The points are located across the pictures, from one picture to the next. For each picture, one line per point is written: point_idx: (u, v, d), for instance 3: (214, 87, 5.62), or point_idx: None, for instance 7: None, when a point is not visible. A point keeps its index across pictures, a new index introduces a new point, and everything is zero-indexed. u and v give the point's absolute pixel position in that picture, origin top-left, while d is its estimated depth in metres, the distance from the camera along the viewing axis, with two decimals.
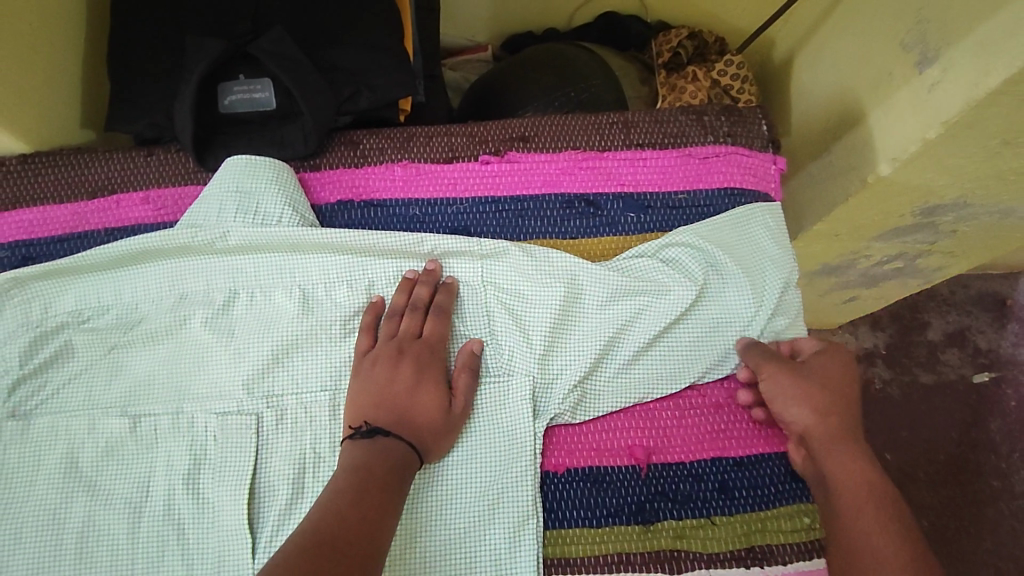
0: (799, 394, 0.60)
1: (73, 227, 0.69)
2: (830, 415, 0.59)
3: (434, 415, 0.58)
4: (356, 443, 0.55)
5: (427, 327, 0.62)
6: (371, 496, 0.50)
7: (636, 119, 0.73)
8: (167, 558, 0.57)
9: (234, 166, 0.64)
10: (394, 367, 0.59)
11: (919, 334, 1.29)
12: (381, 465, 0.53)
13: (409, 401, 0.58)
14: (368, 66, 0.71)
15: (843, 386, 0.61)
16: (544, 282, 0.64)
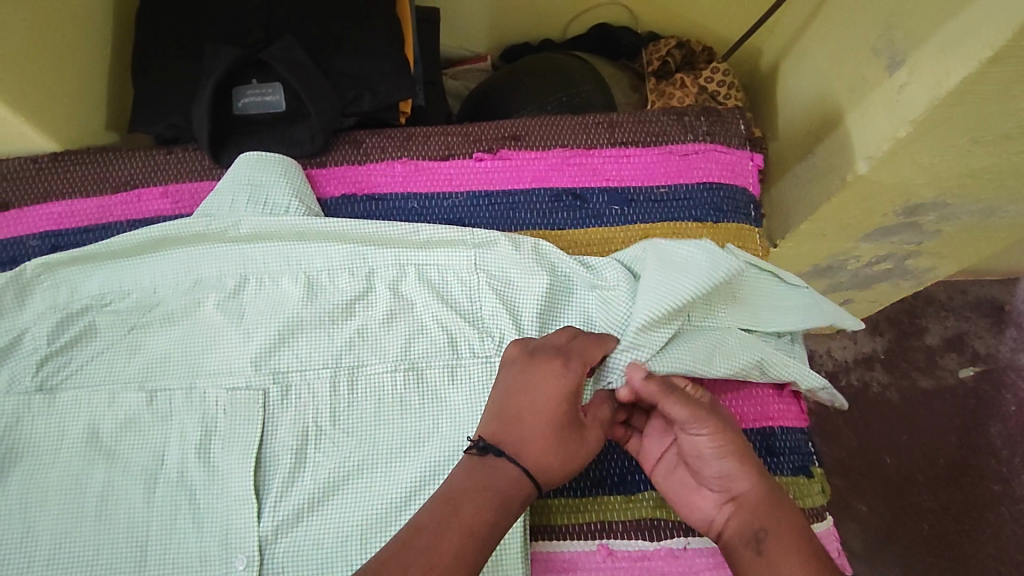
0: (712, 451, 0.56)
1: (98, 219, 0.74)
2: (764, 473, 0.56)
3: (564, 452, 0.55)
4: (463, 475, 0.52)
5: (569, 342, 0.61)
6: (451, 536, 0.48)
7: (620, 120, 0.78)
8: (179, 520, 0.61)
9: (246, 162, 0.71)
10: (523, 377, 0.57)
11: (917, 338, 1.32)
12: (475, 506, 0.50)
13: (535, 424, 0.54)
14: (370, 71, 0.76)
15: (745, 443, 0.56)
16: (531, 269, 0.69)
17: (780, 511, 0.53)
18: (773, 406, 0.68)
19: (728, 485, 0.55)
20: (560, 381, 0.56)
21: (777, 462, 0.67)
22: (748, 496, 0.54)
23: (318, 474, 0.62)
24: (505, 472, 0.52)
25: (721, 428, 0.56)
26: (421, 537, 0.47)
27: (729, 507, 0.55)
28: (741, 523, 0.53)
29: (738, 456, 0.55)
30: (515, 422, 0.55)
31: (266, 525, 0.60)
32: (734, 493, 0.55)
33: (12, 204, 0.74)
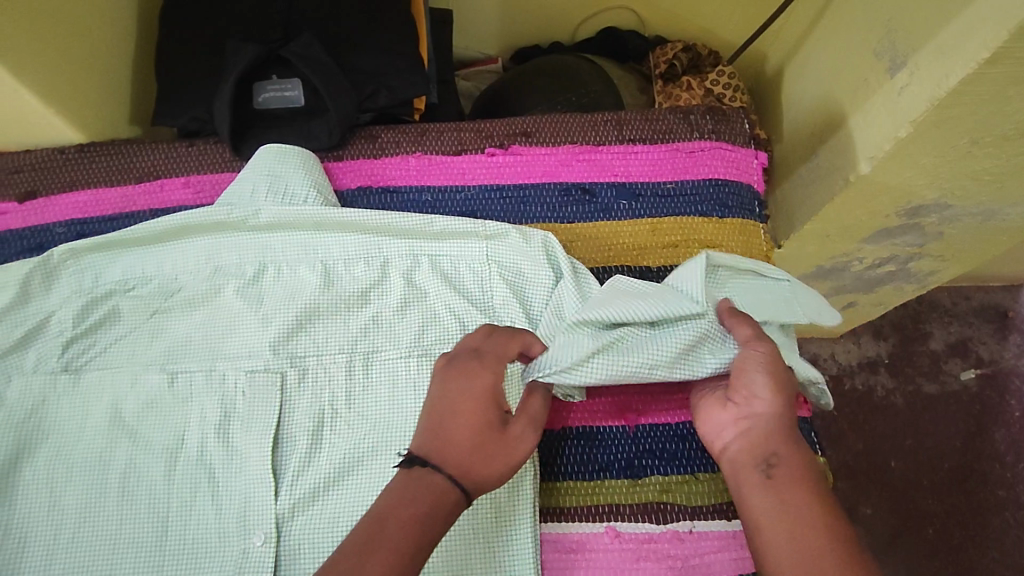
0: (753, 371, 0.57)
1: (122, 208, 0.76)
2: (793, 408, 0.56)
3: (486, 457, 0.53)
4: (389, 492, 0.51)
5: (484, 343, 0.58)
6: (378, 560, 0.46)
7: (628, 118, 0.80)
8: (199, 498, 0.63)
9: (267, 154, 0.72)
10: (441, 386, 0.55)
11: (921, 343, 1.33)
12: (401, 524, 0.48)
13: (456, 431, 0.53)
14: (386, 69, 0.79)
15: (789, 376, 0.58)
16: (541, 263, 0.71)
17: (795, 442, 0.55)
18: None
19: (753, 405, 0.57)
20: (478, 381, 0.55)
21: None
22: (772, 425, 0.55)
23: (335, 455, 0.64)
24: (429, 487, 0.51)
25: (774, 355, 0.57)
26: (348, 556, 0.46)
27: (743, 424, 0.57)
28: (752, 441, 0.55)
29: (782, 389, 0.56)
30: (438, 432, 0.53)
31: (284, 503, 0.62)
32: (754, 410, 0.57)
33: (39, 192, 0.76)
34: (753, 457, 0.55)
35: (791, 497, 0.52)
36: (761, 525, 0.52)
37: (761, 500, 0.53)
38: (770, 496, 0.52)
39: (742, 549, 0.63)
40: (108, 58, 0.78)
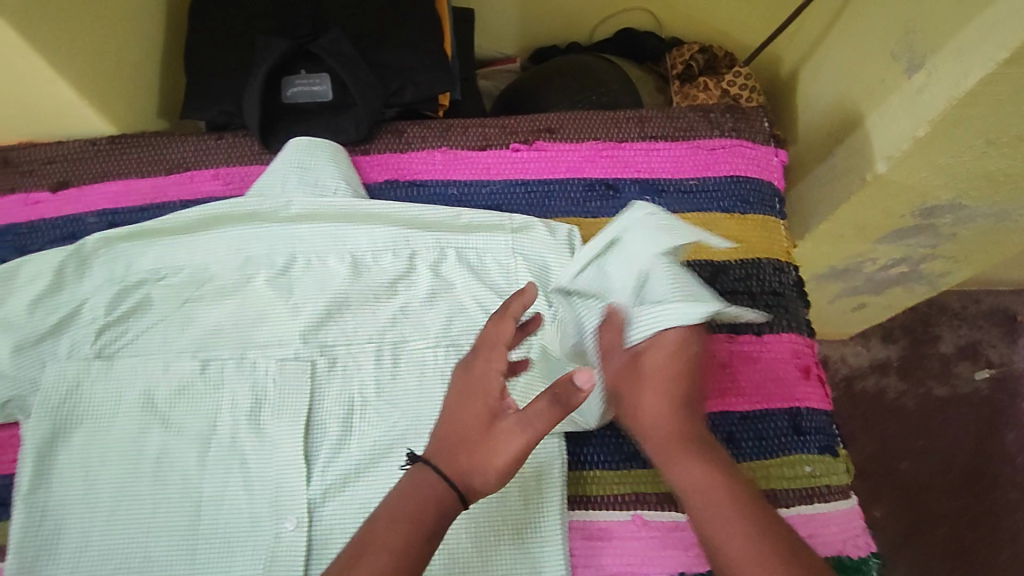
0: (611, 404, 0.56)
1: (153, 199, 0.77)
2: (666, 416, 0.52)
3: (481, 451, 0.51)
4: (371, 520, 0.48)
5: (486, 330, 0.57)
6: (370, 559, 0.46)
7: (650, 115, 0.81)
8: (232, 482, 0.64)
9: (297, 146, 0.73)
10: (453, 382, 0.56)
11: (931, 346, 1.33)
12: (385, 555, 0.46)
13: (458, 424, 0.52)
14: (413, 65, 0.80)
15: (643, 383, 0.53)
16: (564, 255, 0.72)
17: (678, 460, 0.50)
18: (800, 387, 0.70)
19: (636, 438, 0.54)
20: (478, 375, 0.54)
21: (805, 440, 0.68)
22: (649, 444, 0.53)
23: (365, 443, 0.65)
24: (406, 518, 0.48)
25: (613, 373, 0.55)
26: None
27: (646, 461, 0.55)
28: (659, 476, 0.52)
29: (630, 393, 0.54)
30: (448, 427, 0.53)
31: (316, 488, 0.63)
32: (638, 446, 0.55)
33: (71, 182, 0.77)
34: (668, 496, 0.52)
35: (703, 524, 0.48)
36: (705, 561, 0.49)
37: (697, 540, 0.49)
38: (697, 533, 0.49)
39: None
40: (137, 51, 0.79)
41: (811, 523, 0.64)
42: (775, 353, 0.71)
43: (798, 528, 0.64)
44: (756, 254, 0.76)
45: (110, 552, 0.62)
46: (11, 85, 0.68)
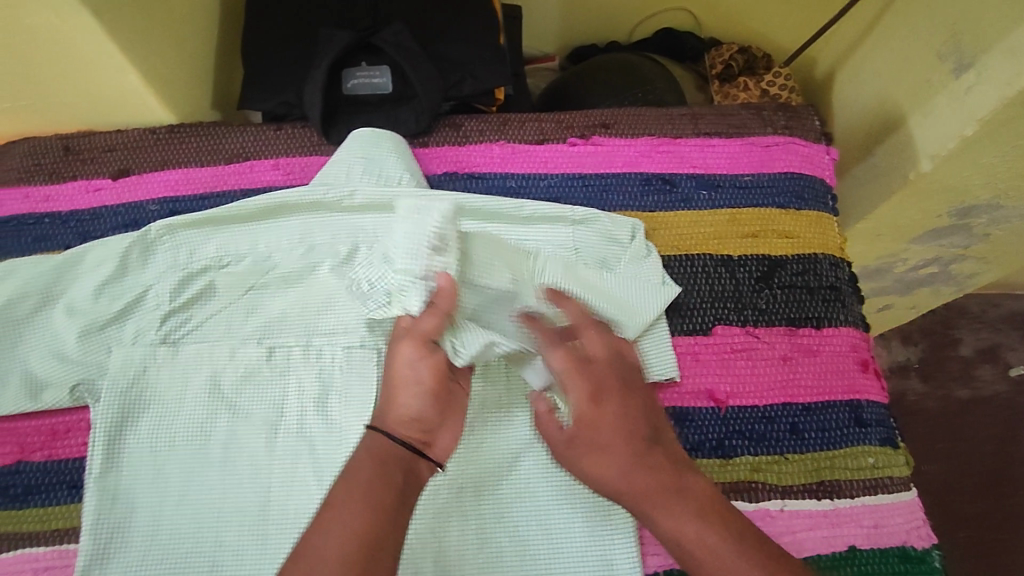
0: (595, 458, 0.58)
1: (212, 187, 0.77)
2: (648, 470, 0.56)
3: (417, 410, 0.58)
4: (322, 511, 0.51)
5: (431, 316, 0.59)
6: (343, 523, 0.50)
7: (703, 112, 0.81)
8: (301, 468, 0.65)
9: (360, 137, 0.74)
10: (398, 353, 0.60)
11: (951, 349, 1.34)
12: (343, 537, 0.49)
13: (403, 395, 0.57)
14: (471, 58, 0.81)
15: (627, 438, 0.57)
16: (626, 245, 0.73)
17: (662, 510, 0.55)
18: (858, 381, 0.70)
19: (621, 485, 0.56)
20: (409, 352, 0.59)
21: (865, 433, 0.68)
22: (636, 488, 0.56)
23: None
24: (356, 502, 0.51)
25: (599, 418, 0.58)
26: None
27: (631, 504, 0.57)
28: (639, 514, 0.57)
29: (614, 450, 0.57)
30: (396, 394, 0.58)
31: None
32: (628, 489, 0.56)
33: (132, 170, 0.77)
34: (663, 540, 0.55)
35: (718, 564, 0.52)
36: None
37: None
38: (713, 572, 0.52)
39: (833, 528, 0.64)
40: (196, 41, 0.80)
41: (875, 514, 0.65)
42: (834, 347, 0.71)
43: (863, 519, 0.64)
44: (813, 250, 0.76)
45: (180, 534, 0.63)
46: (82, 69, 0.69)
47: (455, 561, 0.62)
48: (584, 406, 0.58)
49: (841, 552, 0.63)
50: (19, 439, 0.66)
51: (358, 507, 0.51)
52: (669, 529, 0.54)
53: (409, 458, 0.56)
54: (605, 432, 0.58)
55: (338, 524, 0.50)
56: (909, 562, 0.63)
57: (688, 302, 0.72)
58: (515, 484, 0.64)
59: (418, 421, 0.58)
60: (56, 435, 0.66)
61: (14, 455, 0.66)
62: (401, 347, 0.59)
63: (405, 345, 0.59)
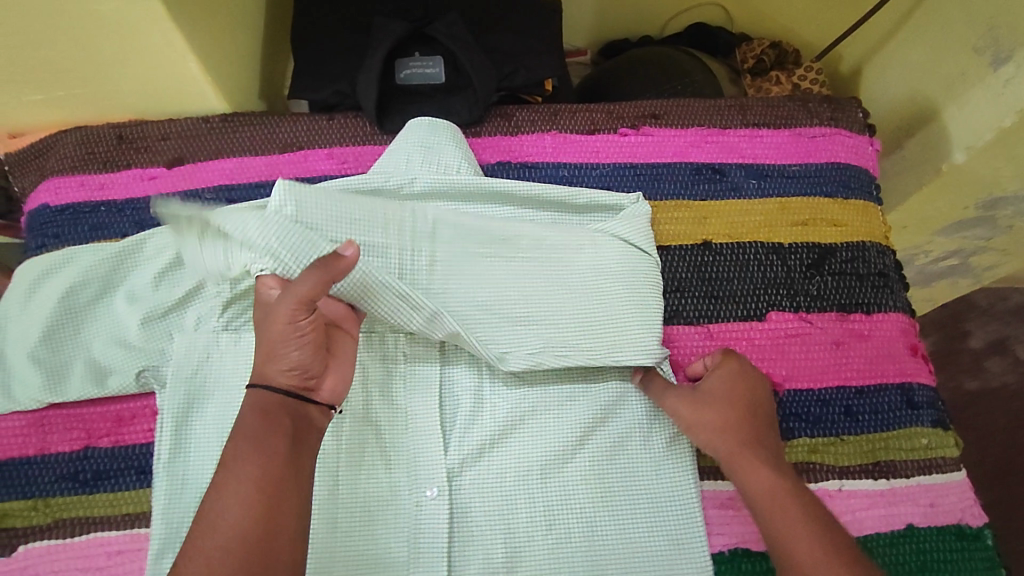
0: (710, 408, 0.63)
1: (268, 176, 0.77)
2: (754, 433, 0.63)
3: (306, 367, 0.54)
4: (219, 479, 0.50)
5: (312, 292, 0.52)
6: (237, 500, 0.48)
7: (750, 103, 0.83)
8: (368, 454, 0.64)
9: (418, 126, 0.74)
10: (269, 318, 0.53)
11: (961, 342, 1.32)
12: (239, 510, 0.48)
13: (285, 356, 0.53)
14: (522, 50, 0.82)
15: (745, 402, 0.64)
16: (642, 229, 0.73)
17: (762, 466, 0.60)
18: (909, 364, 0.72)
19: (722, 440, 0.62)
20: (287, 320, 0.53)
21: (917, 415, 0.70)
22: (735, 442, 0.62)
23: (497, 413, 0.67)
24: (245, 474, 0.49)
25: (734, 376, 0.66)
26: (193, 566, 0.46)
27: (731, 454, 0.62)
28: (732, 468, 0.61)
29: (730, 405, 0.64)
30: (271, 356, 0.53)
31: (453, 458, 0.65)
32: (732, 440, 0.62)
33: (186, 159, 0.77)
34: (749, 496, 0.60)
35: (795, 523, 0.56)
36: (798, 550, 0.54)
37: (798, 538, 0.55)
38: (800, 532, 0.55)
39: (893, 507, 0.66)
40: (245, 31, 0.80)
41: (931, 493, 0.67)
42: (884, 332, 0.73)
43: (920, 498, 0.66)
44: (860, 238, 0.77)
45: None
46: (143, 56, 0.69)
47: (525, 544, 0.63)
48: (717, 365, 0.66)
49: (900, 530, 0.65)
50: (86, 425, 0.66)
51: (245, 479, 0.49)
52: (756, 487, 0.59)
53: (293, 406, 0.54)
54: (723, 390, 0.65)
55: (233, 496, 0.48)
56: (965, 540, 0.65)
57: (741, 289, 0.74)
58: (580, 469, 0.65)
59: (299, 370, 0.54)
60: (122, 421, 0.67)
61: (82, 440, 0.66)
62: (281, 304, 0.53)
63: (290, 300, 0.52)
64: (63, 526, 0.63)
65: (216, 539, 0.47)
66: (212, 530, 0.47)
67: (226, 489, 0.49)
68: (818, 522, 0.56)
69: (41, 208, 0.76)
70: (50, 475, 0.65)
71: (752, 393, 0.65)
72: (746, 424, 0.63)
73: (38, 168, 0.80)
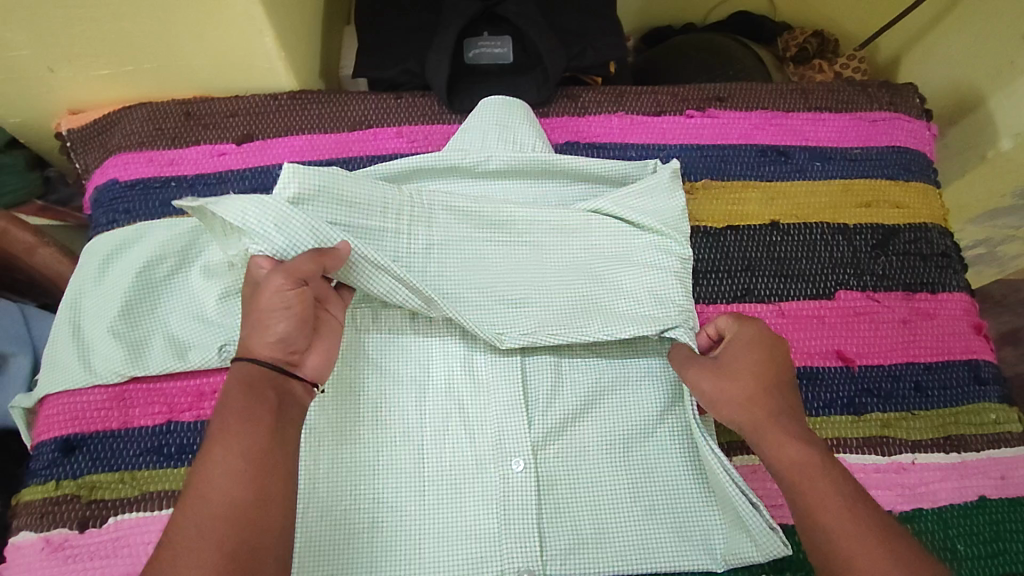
0: (732, 383, 0.58)
1: (338, 154, 0.77)
2: (781, 407, 0.56)
3: (291, 343, 0.52)
4: (204, 451, 0.47)
5: (305, 269, 0.53)
6: (227, 469, 0.46)
7: (812, 88, 0.84)
8: (453, 428, 0.65)
9: (492, 104, 0.75)
10: (255, 293, 0.52)
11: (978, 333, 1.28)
12: (229, 480, 0.45)
13: (268, 328, 0.51)
14: (591, 31, 0.83)
15: (767, 373, 0.58)
16: (649, 200, 0.72)
17: (791, 441, 0.54)
18: (973, 342, 0.74)
19: (746, 415, 0.57)
20: (274, 292, 0.51)
21: (984, 391, 0.72)
22: (760, 418, 0.56)
23: (577, 388, 0.68)
24: (231, 444, 0.46)
25: (756, 346, 0.60)
26: (182, 538, 0.43)
27: (755, 430, 0.56)
28: (759, 445, 0.56)
29: (752, 377, 0.58)
30: (256, 330, 0.52)
31: (538, 432, 0.65)
32: (756, 416, 0.56)
33: (255, 136, 0.77)
34: (779, 476, 0.54)
35: (833, 508, 0.50)
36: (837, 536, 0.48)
37: (841, 524, 0.49)
38: (844, 517, 0.49)
39: (964, 479, 0.67)
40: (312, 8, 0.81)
41: (1000, 466, 0.68)
42: (950, 311, 0.75)
43: (990, 471, 0.68)
44: (923, 220, 0.79)
45: (337, 493, 0.61)
46: (218, 30, 0.69)
47: (612, 516, 0.64)
48: (733, 338, 0.61)
49: (972, 501, 0.66)
50: (167, 399, 0.66)
51: (234, 450, 0.46)
52: (785, 464, 0.53)
53: (278, 380, 0.51)
54: (744, 360, 0.59)
55: (222, 468, 0.45)
56: None
57: (809, 268, 0.75)
58: (659, 444, 0.67)
59: (284, 343, 0.52)
60: (202, 396, 0.66)
61: (164, 415, 0.66)
62: (271, 278, 0.52)
63: (282, 274, 0.52)
64: (149, 499, 0.63)
65: (206, 509, 0.44)
66: (203, 499, 0.44)
67: (212, 458, 0.46)
68: (860, 509, 0.50)
69: (110, 183, 0.75)
70: (134, 449, 0.65)
71: (775, 362, 0.59)
72: (772, 397, 0.57)
73: (101, 145, 0.79)
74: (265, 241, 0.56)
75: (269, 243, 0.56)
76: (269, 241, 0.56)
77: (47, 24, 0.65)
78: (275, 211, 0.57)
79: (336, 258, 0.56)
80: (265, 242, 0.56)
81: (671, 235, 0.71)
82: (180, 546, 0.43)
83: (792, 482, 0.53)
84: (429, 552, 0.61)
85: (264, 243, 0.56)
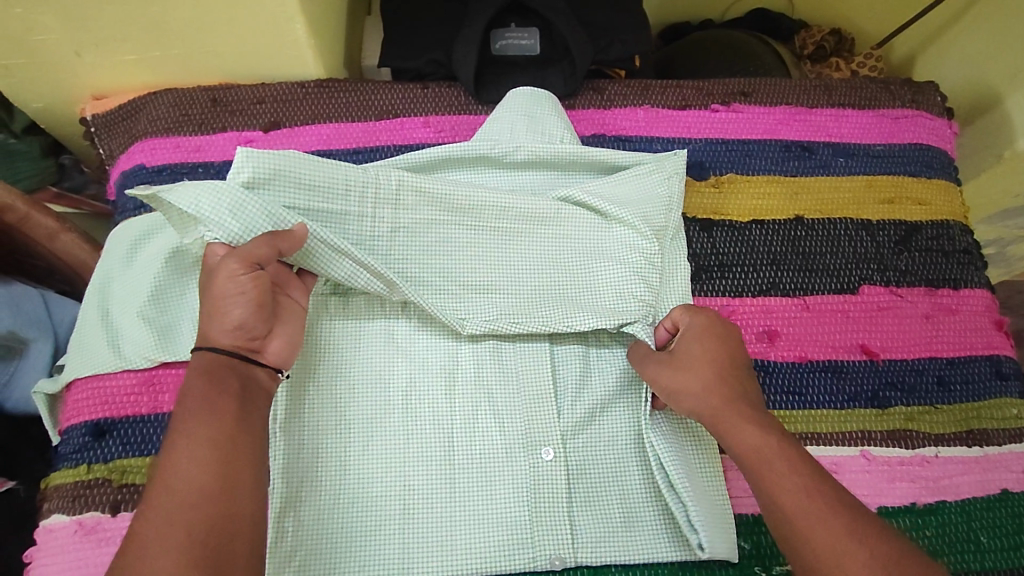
0: (689, 372, 0.58)
1: (366, 142, 0.77)
2: (736, 393, 0.56)
3: (252, 329, 0.52)
4: (169, 443, 0.46)
5: (259, 252, 0.52)
6: (193, 459, 0.45)
7: (835, 84, 0.84)
8: (482, 416, 0.65)
9: (522, 95, 0.75)
10: (210, 279, 0.52)
11: None
12: (195, 468, 0.45)
13: (226, 315, 0.51)
14: (617, 24, 0.83)
15: (721, 360, 0.58)
16: (620, 189, 0.71)
17: (750, 425, 0.54)
18: (994, 338, 0.74)
19: (704, 402, 0.57)
20: (230, 278, 0.51)
21: (1005, 385, 0.73)
22: (718, 405, 0.56)
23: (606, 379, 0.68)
24: (196, 434, 0.46)
25: (709, 334, 0.60)
26: (148, 527, 0.42)
27: (714, 417, 0.56)
28: (719, 430, 0.55)
29: (707, 366, 0.58)
30: (215, 318, 0.51)
31: (566, 422, 0.66)
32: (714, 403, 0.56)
33: (282, 123, 0.77)
34: (741, 461, 0.53)
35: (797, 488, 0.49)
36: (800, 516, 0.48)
37: (805, 504, 0.48)
38: (807, 498, 0.49)
39: (987, 473, 0.68)
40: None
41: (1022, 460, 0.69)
42: (972, 307, 0.76)
43: (1012, 465, 0.69)
44: (945, 217, 0.79)
45: (365, 480, 0.61)
46: (248, 18, 0.69)
47: (639, 506, 0.65)
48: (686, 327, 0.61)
49: (995, 494, 0.67)
50: None
51: (199, 438, 0.46)
52: (746, 449, 0.53)
53: (241, 367, 0.51)
54: (699, 349, 0.59)
55: (185, 458, 0.45)
56: None
57: (833, 262, 0.75)
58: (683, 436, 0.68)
59: (243, 330, 0.51)
60: None
61: None
62: (225, 263, 0.51)
63: (236, 260, 0.51)
64: None
65: (173, 498, 0.43)
66: (168, 490, 0.44)
67: (176, 448, 0.45)
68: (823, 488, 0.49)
69: (137, 168, 0.75)
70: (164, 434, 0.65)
71: (729, 349, 0.59)
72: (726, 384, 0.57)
73: (126, 131, 0.79)
74: (219, 227, 0.56)
75: (222, 228, 0.56)
76: (223, 227, 0.56)
77: (77, 8, 0.65)
78: (229, 197, 0.57)
79: (291, 241, 0.55)
80: (219, 228, 0.56)
81: (638, 228, 0.70)
82: (147, 534, 0.42)
83: (753, 468, 0.52)
84: (459, 540, 0.61)
85: (218, 229, 0.56)
